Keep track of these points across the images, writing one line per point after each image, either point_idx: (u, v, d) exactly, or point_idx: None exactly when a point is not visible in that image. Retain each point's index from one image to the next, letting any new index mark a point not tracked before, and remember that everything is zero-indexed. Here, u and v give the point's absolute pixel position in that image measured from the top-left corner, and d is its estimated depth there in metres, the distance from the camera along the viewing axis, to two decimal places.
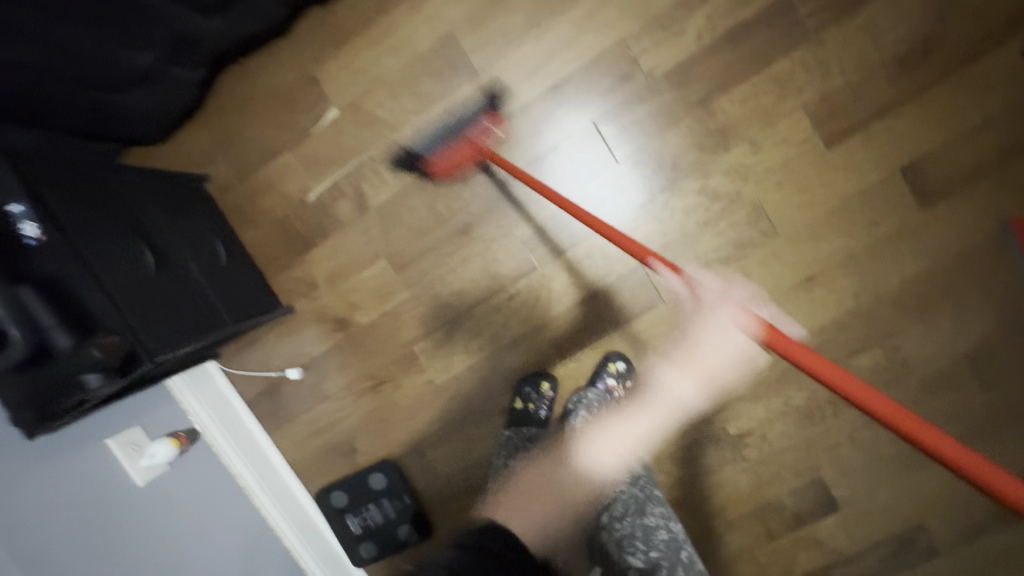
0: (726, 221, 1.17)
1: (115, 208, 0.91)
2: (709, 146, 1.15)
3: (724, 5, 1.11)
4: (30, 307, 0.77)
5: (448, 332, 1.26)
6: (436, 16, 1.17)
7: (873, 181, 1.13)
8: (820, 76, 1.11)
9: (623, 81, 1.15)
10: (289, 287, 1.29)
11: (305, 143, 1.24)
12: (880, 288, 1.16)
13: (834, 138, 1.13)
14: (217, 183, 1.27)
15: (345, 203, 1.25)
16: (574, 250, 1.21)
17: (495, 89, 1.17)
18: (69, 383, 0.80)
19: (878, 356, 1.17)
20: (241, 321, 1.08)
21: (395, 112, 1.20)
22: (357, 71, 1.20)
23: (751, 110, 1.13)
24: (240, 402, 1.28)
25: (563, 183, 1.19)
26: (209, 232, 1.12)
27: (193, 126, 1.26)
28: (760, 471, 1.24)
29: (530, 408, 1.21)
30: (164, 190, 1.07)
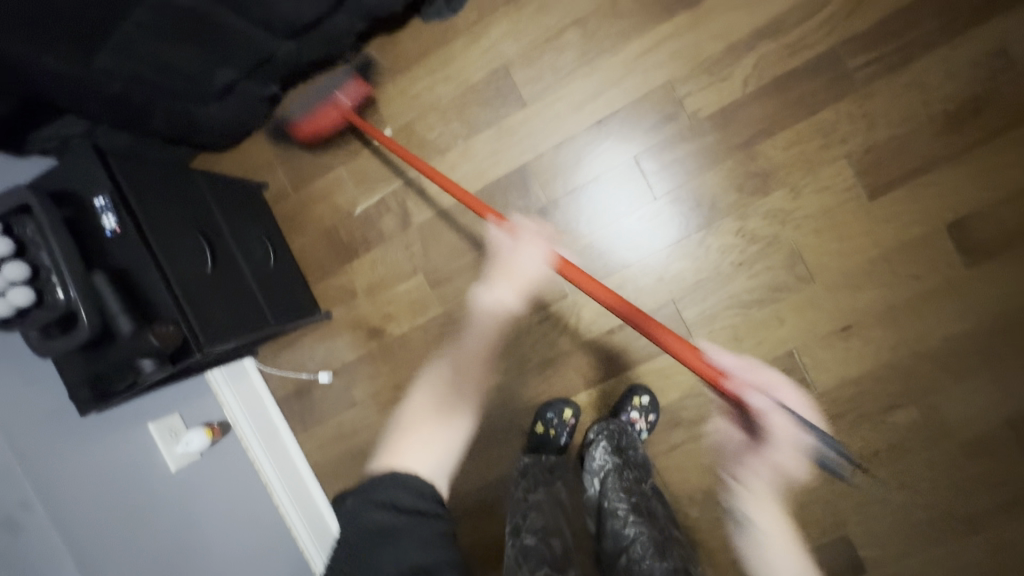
0: (762, 264, 1.17)
1: (184, 208, 0.99)
2: (749, 188, 1.16)
3: (772, 54, 1.14)
4: (102, 292, 0.84)
5: (477, 350, 1.29)
6: (491, 49, 1.23)
7: (917, 235, 1.12)
8: (865, 128, 1.12)
9: (667, 120, 1.18)
10: (329, 294, 1.35)
11: (358, 159, 1.31)
12: (920, 343, 1.13)
13: (878, 189, 1.12)
14: (274, 190, 1.35)
15: (389, 218, 1.30)
16: (608, 279, 1.22)
17: (542, 120, 1.22)
18: (127, 366, 0.86)
19: (914, 413, 1.14)
20: (283, 322, 1.13)
21: (444, 136, 1.26)
22: (413, 95, 1.27)
23: (793, 156, 1.14)
24: (270, 399, 1.36)
25: (601, 214, 1.22)
26: (263, 237, 1.19)
27: (257, 137, 1.35)
28: (783, 522, 1.20)
29: (550, 433, 1.21)
30: (227, 193, 1.15)
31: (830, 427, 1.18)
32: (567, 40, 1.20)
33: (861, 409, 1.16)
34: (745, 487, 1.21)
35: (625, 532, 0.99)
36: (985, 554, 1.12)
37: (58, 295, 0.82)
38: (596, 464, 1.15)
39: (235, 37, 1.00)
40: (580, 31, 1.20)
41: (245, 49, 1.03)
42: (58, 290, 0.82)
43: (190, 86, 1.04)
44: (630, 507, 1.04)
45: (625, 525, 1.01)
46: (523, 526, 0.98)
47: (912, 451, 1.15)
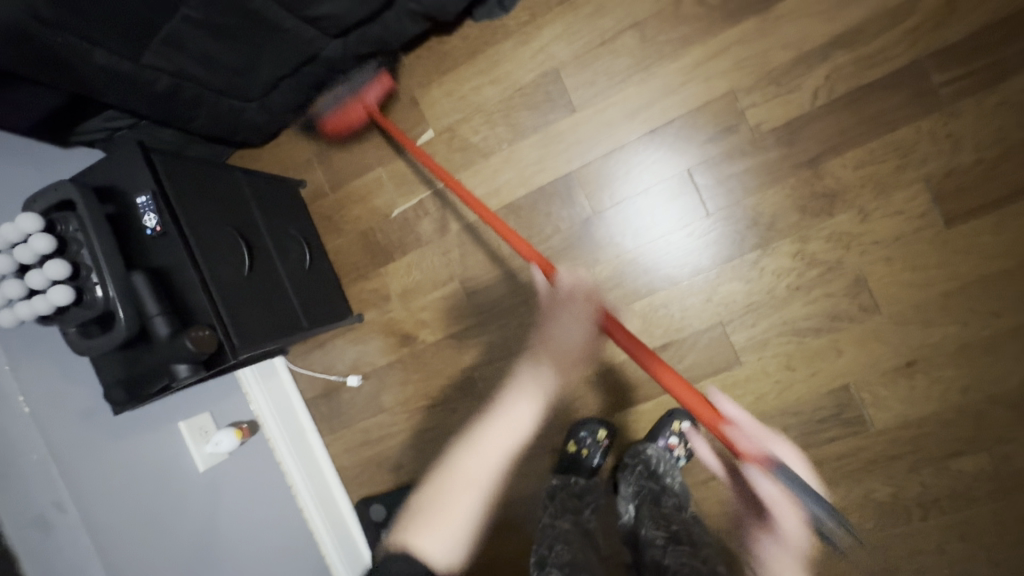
0: (821, 290, 1.09)
1: (225, 209, 0.97)
2: (812, 209, 1.08)
3: (846, 66, 1.06)
4: (141, 292, 0.82)
5: (510, 363, 1.25)
6: (543, 51, 1.18)
7: (1000, 270, 1.02)
8: (947, 150, 1.03)
9: (726, 133, 1.11)
10: (362, 297, 1.32)
11: (398, 161, 1.27)
12: (993, 386, 1.04)
13: (956, 217, 1.03)
14: (311, 189, 1.33)
15: (427, 222, 1.27)
16: (653, 298, 1.17)
17: (591, 128, 1.17)
18: (159, 369, 0.83)
19: (982, 461, 1.05)
20: (316, 326, 1.10)
21: (488, 140, 1.22)
22: (458, 97, 1.23)
23: (864, 177, 1.06)
24: (298, 399, 1.35)
25: (647, 228, 1.16)
26: (300, 237, 1.17)
27: (297, 133, 1.33)
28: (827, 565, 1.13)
29: (582, 453, 1.16)
30: (266, 192, 1.12)
31: (886, 469, 1.10)
32: (624, 44, 1.14)
33: (922, 452, 1.08)
34: None
35: (665, 563, 0.88)
36: None
37: (97, 294, 0.80)
38: (631, 488, 1.09)
39: (284, 36, 0.97)
40: (638, 34, 1.13)
41: (291, 49, 1.00)
42: (97, 289, 0.80)
43: (236, 84, 1.02)
44: (668, 533, 0.94)
45: (664, 554, 0.90)
46: (548, 559, 0.94)
47: (977, 502, 1.06)
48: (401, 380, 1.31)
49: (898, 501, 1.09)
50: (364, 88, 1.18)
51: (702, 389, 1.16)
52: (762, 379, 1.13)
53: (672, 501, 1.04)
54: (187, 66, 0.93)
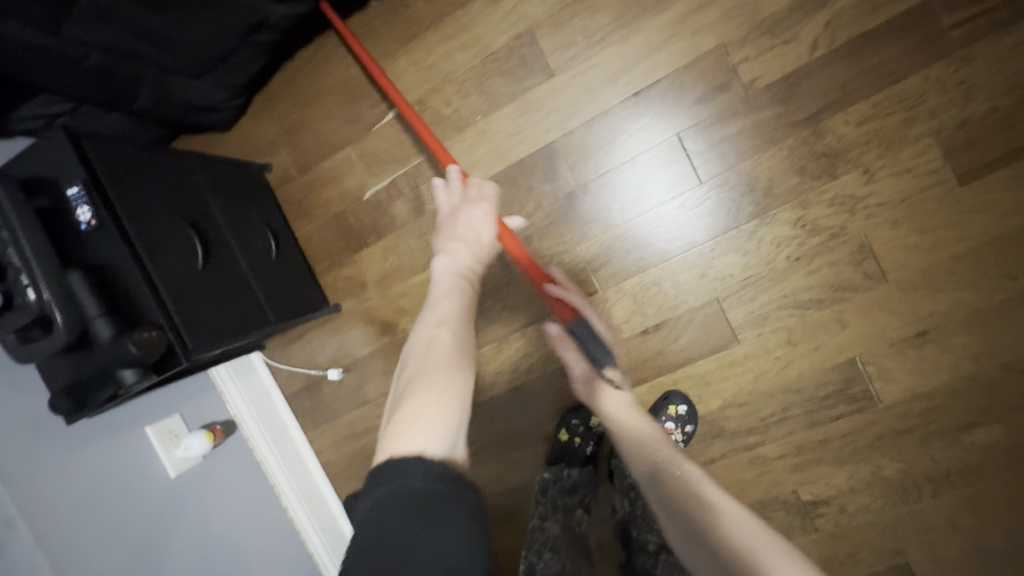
0: (823, 259, 1.02)
1: (174, 197, 0.90)
2: (812, 171, 1.00)
3: (847, 11, 0.96)
4: (79, 294, 0.76)
5: (496, 348, 1.19)
6: (516, 10, 1.08)
7: (1017, 229, 0.94)
8: (959, 100, 0.94)
9: (717, 92, 1.02)
10: (338, 285, 1.25)
11: (366, 139, 1.19)
12: (1009, 354, 0.97)
13: (970, 173, 0.95)
14: (278, 173, 1.24)
15: (401, 202, 1.19)
16: (645, 274, 1.09)
17: (571, 93, 1.08)
18: (106, 375, 0.78)
19: (997, 432, 0.99)
20: (285, 320, 1.04)
21: (461, 111, 1.13)
22: (427, 66, 1.13)
23: (868, 134, 0.97)
24: (279, 395, 1.30)
25: (635, 200, 1.08)
26: (265, 225, 1.09)
27: (258, 114, 1.24)
28: (835, 545, 1.08)
29: (575, 442, 1.11)
30: (223, 178, 1.05)
31: (895, 444, 1.04)
32: None
33: (933, 426, 1.02)
34: (792, 506, 1.09)
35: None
36: None
37: (29, 297, 0.74)
38: (627, 481, 1.01)
39: (225, 1, 0.87)
40: None
41: (234, 17, 0.90)
42: (30, 291, 0.74)
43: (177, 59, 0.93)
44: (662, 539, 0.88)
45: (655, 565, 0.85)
46: (537, 566, 0.91)
47: (992, 475, 1.00)
48: (383, 371, 1.25)
49: (907, 478, 1.04)
50: None
51: (699, 369, 1.09)
52: (761, 355, 1.07)
53: None
54: (120, 41, 0.86)
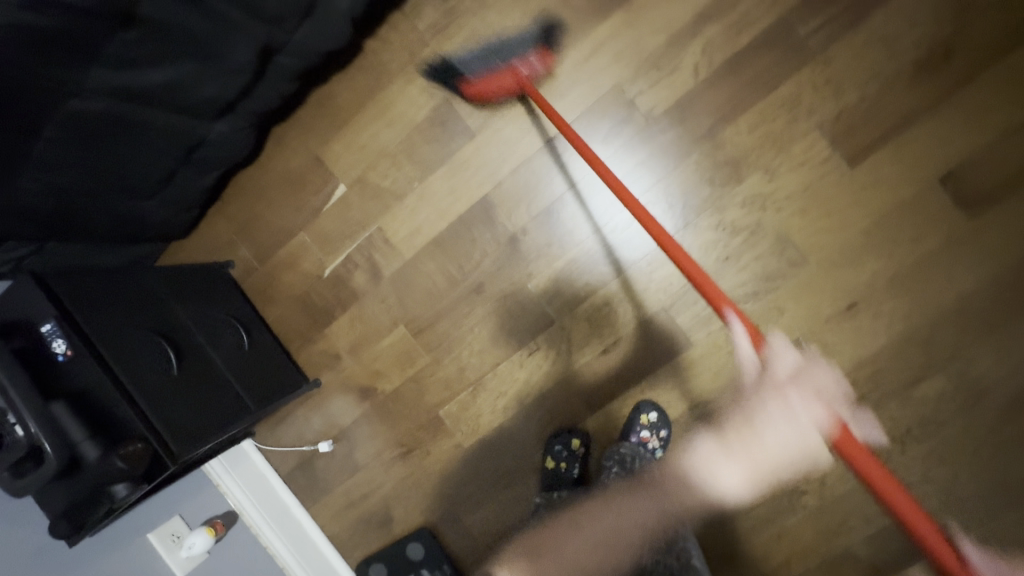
0: (749, 254, 1.10)
1: (140, 314, 0.96)
2: (721, 178, 1.10)
3: (718, 36, 1.08)
4: (63, 422, 0.81)
5: (472, 393, 1.25)
6: (430, 84, 1.19)
7: (909, 195, 1.04)
8: (831, 95, 1.05)
9: (623, 124, 1.12)
10: (314, 361, 1.31)
11: (317, 222, 1.27)
12: (934, 309, 1.05)
13: (856, 155, 1.05)
14: (240, 267, 1.32)
15: (359, 273, 1.27)
16: (594, 297, 1.17)
17: (494, 148, 1.18)
18: (100, 493, 0.84)
19: (942, 383, 1.06)
20: (264, 407, 1.09)
21: (398, 182, 1.22)
22: (360, 147, 1.23)
23: (761, 138, 1.08)
24: (276, 477, 1.32)
25: (572, 232, 1.17)
26: (234, 320, 1.16)
27: (213, 216, 1.32)
28: (824, 519, 1.13)
29: (561, 467, 1.17)
30: (187, 283, 1.12)
31: None
32: None
33: (883, 388, 1.09)
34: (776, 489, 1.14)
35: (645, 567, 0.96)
36: None
37: (18, 433, 0.79)
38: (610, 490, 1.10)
39: (160, 131, 0.95)
40: None
41: (171, 138, 0.98)
42: (17, 428, 0.79)
43: (127, 184, 1.01)
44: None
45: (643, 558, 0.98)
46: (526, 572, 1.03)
47: (947, 424, 1.07)
48: (371, 434, 1.30)
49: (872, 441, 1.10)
50: (519, 56, 1.09)
51: (662, 375, 1.16)
52: (714, 352, 1.14)
53: None
54: (75, 180, 0.92)
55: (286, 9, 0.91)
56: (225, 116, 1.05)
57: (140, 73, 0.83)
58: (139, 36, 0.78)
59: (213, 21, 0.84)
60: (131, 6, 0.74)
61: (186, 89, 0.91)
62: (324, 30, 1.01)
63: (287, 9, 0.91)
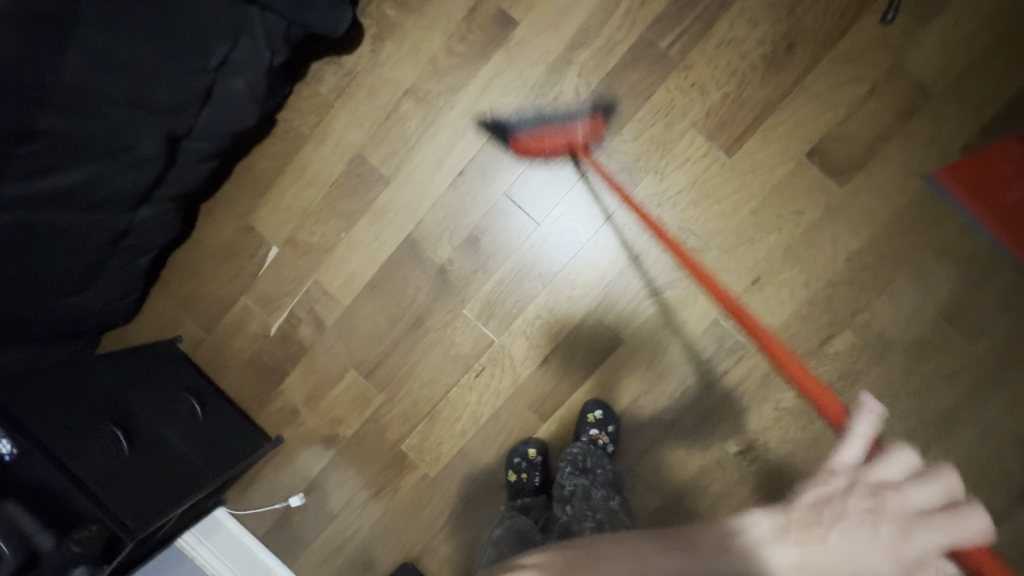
0: (657, 249, 1.19)
1: (84, 404, 1.00)
2: (618, 185, 1.19)
3: (590, 60, 1.19)
4: (16, 518, 0.85)
5: (429, 422, 1.30)
6: (341, 142, 1.27)
7: (784, 174, 1.15)
8: (698, 97, 1.16)
9: (522, 151, 1.22)
10: (274, 420, 1.35)
11: (256, 286, 1.33)
12: (829, 272, 1.15)
13: (732, 145, 1.16)
14: (188, 341, 1.36)
15: (304, 327, 1.32)
16: (525, 313, 1.24)
17: (409, 190, 1.26)
18: None
19: (851, 337, 1.16)
20: (228, 472, 1.11)
21: (327, 235, 1.29)
22: (286, 209, 1.30)
23: (647, 143, 1.18)
24: (253, 540, 1.35)
25: (495, 256, 1.24)
26: (186, 393, 1.19)
27: (154, 296, 1.36)
28: (776, 483, 1.20)
29: (523, 478, 1.22)
30: (132, 366, 1.17)
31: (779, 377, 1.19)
32: (406, 110, 1.24)
33: (801, 351, 1.17)
34: (726, 462, 1.21)
35: None
36: (971, 446, 1.14)
37: None
38: (566, 492, 1.13)
39: (78, 229, 1.00)
40: (413, 98, 1.24)
41: (96, 233, 1.03)
42: None
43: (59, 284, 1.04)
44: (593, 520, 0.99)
45: None
46: None
47: (863, 373, 1.16)
48: (340, 481, 1.34)
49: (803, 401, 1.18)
50: None
51: (603, 373, 1.23)
52: (643, 344, 1.22)
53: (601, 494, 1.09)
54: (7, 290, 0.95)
55: (184, 97, 0.99)
56: (145, 204, 1.11)
57: (47, 179, 0.87)
58: (42, 146, 0.83)
59: (114, 121, 0.92)
60: (29, 122, 0.79)
61: (96, 185, 0.97)
62: (235, 109, 1.08)
63: (185, 97, 0.99)
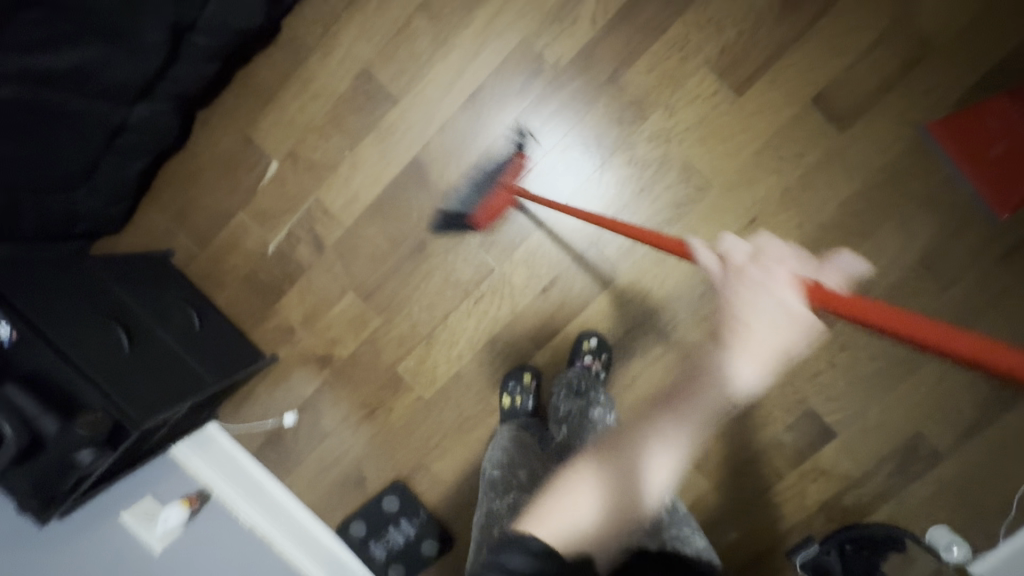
0: (661, 184, 1.21)
1: (84, 301, 0.99)
2: (628, 118, 1.20)
3: None
4: (19, 403, 0.84)
5: (426, 346, 1.32)
6: (349, 56, 1.23)
7: (789, 118, 1.18)
8: (713, 33, 1.17)
9: (534, 77, 1.21)
10: (270, 338, 1.34)
11: (253, 201, 1.30)
12: (821, 216, 1.20)
13: (742, 85, 1.18)
14: (181, 254, 1.33)
15: (303, 246, 1.30)
16: (527, 242, 1.26)
17: (418, 110, 1.24)
18: (65, 464, 0.87)
19: None
20: (225, 380, 1.12)
21: (330, 152, 1.27)
22: (288, 122, 1.27)
23: (659, 78, 1.19)
24: (246, 455, 1.35)
25: (501, 184, 1.24)
26: (185, 304, 1.18)
27: (146, 206, 1.32)
28: (752, 414, 1.29)
29: (517, 401, 1.26)
30: (129, 272, 1.14)
31: None
32: (418, 27, 1.21)
33: None
34: None
35: None
36: (931, 384, 1.24)
37: None
38: (562, 412, 1.16)
39: (75, 117, 0.96)
40: (426, 15, 1.21)
41: (90, 124, 1.00)
42: None
43: (53, 178, 1.01)
44: None
45: None
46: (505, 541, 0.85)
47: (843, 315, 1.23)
48: (334, 402, 1.35)
49: None
50: None
51: (599, 305, 1.27)
52: (640, 277, 1.25)
53: (599, 412, 1.12)
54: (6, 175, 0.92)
55: None
56: (144, 99, 1.07)
57: (48, 57, 0.84)
58: (42, 18, 0.79)
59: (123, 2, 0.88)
60: None
61: (98, 70, 0.93)
62: (240, 8, 1.08)
63: None
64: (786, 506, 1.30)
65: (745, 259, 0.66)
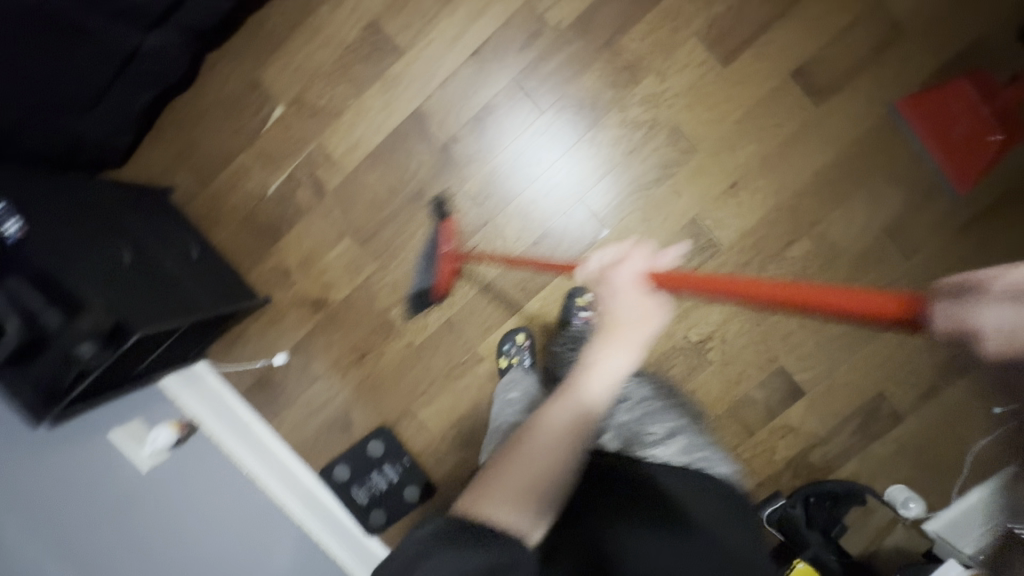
0: (649, 146, 1.29)
1: (89, 215, 1.02)
2: (621, 82, 1.28)
3: None
4: (22, 296, 0.88)
5: (418, 294, 1.35)
6: (359, 8, 1.29)
7: (770, 89, 1.27)
8: (703, 7, 1.26)
9: (535, 38, 1.28)
10: (265, 280, 1.37)
11: (256, 143, 1.33)
12: (797, 183, 1.28)
13: (729, 57, 1.26)
14: (181, 193, 1.35)
15: (303, 190, 1.34)
16: (521, 196, 1.31)
17: (422, 64, 1.29)
18: (66, 361, 0.88)
19: (808, 244, 1.30)
20: (222, 307, 1.14)
21: (335, 100, 1.31)
22: (296, 68, 1.31)
23: (652, 45, 1.27)
24: (233, 395, 1.37)
25: (498, 138, 1.30)
26: (186, 237, 1.22)
27: (150, 143, 1.34)
28: (727, 372, 1.35)
29: (514, 361, 1.30)
30: (132, 200, 1.17)
31: (744, 275, 1.30)
32: None
33: (765, 252, 1.30)
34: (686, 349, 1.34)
35: None
36: (895, 347, 1.32)
37: None
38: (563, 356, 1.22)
39: (93, 36, 1.00)
40: None
41: (107, 46, 1.03)
42: None
43: (69, 97, 1.04)
44: None
45: None
46: None
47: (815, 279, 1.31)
48: (325, 346, 1.38)
49: None
50: None
51: (586, 260, 1.32)
52: (627, 233, 1.31)
53: None
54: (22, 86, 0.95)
55: None
56: (159, 29, 1.11)
57: None
58: None
59: None
60: None
61: None
62: None
63: None
64: (756, 462, 1.37)
65: (606, 268, 0.76)
